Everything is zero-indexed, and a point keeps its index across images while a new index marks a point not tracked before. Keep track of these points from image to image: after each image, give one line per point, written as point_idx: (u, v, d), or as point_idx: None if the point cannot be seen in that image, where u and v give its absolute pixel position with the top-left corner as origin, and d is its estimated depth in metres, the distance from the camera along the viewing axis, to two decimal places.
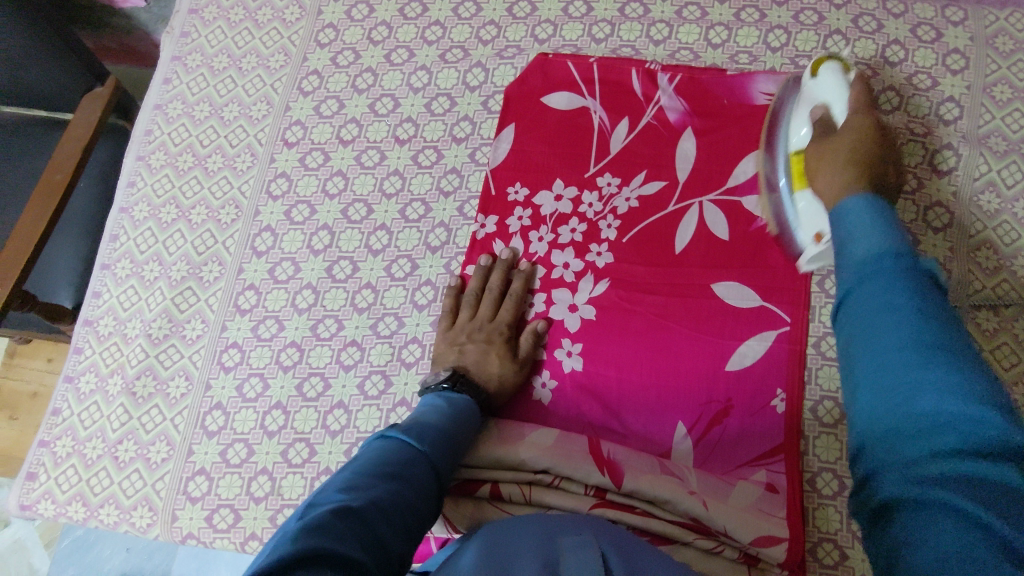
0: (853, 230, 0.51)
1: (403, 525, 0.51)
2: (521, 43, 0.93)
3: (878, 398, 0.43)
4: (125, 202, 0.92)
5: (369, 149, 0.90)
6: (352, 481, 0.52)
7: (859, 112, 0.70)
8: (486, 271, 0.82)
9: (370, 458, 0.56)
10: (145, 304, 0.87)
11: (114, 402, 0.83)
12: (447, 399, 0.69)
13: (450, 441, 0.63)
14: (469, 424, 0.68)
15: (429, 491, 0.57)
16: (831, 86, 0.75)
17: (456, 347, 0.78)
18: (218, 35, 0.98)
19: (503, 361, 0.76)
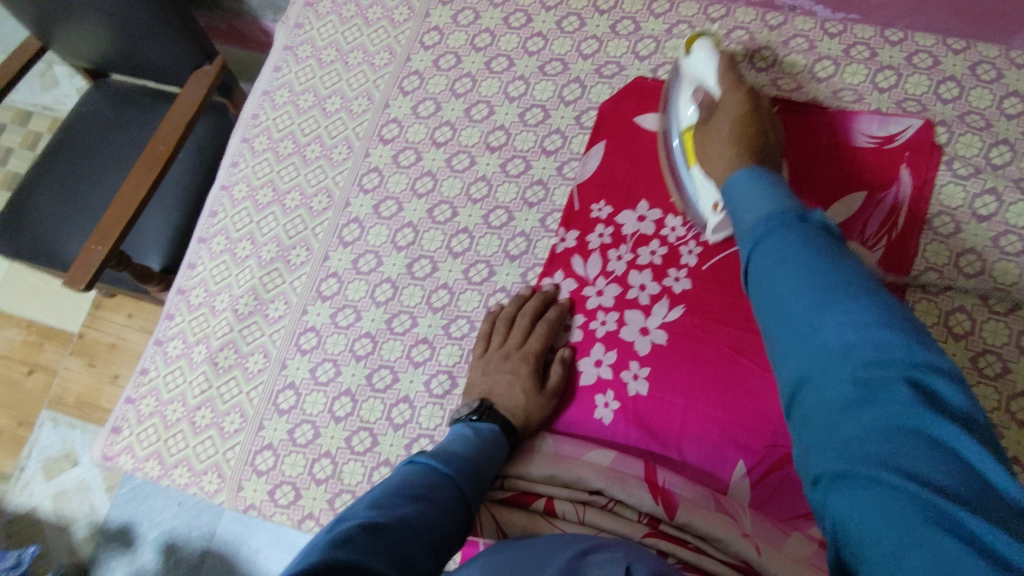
0: (745, 198, 0.63)
1: (430, 547, 0.52)
2: (621, 60, 0.93)
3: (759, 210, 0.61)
4: (227, 180, 0.97)
5: (460, 152, 0.92)
6: (377, 503, 0.53)
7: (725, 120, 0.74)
8: (522, 300, 0.83)
9: (397, 483, 0.57)
10: (235, 279, 0.91)
11: (197, 369, 0.88)
12: (475, 429, 0.71)
13: (472, 473, 0.64)
14: (495, 459, 0.70)
15: (454, 516, 0.58)
16: (705, 62, 0.80)
17: (486, 378, 0.79)
18: (330, 29, 1.02)
19: (529, 396, 0.77)
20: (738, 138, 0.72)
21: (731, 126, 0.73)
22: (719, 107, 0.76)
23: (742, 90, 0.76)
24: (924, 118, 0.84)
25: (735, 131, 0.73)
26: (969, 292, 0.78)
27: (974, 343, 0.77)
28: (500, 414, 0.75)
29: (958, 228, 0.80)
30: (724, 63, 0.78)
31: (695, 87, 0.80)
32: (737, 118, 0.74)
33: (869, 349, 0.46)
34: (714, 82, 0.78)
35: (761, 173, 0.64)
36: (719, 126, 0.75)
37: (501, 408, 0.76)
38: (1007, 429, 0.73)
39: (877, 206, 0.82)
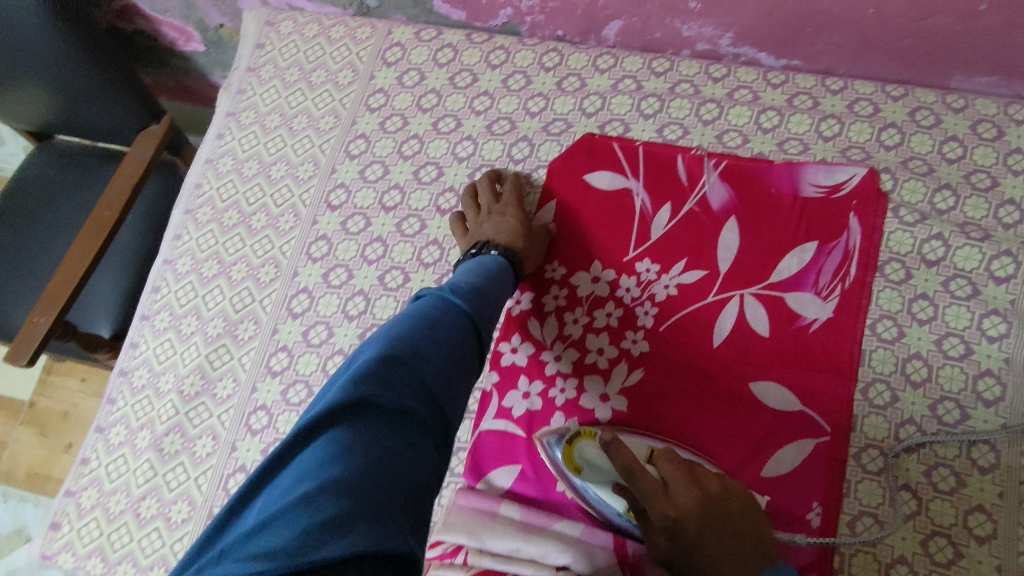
0: None
1: (445, 366, 0.56)
2: (569, 117, 0.93)
3: None
4: (169, 254, 0.94)
5: (410, 217, 0.90)
6: (392, 332, 0.56)
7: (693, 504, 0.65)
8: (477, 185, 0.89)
9: (412, 314, 0.59)
10: (180, 358, 0.87)
11: (141, 456, 0.83)
12: (479, 265, 0.73)
13: (484, 300, 0.66)
14: (503, 284, 0.72)
15: (470, 340, 0.61)
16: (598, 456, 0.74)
17: (476, 232, 0.83)
18: (273, 94, 1.00)
19: (522, 224, 0.83)
20: (713, 535, 0.64)
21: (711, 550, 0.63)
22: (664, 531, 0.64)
23: (669, 500, 0.65)
24: (868, 166, 0.85)
25: (709, 551, 0.63)
26: (924, 338, 0.78)
27: (931, 390, 0.76)
28: (502, 241, 0.79)
29: (908, 274, 0.81)
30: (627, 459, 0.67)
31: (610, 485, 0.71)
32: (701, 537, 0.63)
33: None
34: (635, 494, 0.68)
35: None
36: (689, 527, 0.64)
37: (500, 237, 0.80)
38: (971, 477, 0.73)
39: (828, 257, 0.82)
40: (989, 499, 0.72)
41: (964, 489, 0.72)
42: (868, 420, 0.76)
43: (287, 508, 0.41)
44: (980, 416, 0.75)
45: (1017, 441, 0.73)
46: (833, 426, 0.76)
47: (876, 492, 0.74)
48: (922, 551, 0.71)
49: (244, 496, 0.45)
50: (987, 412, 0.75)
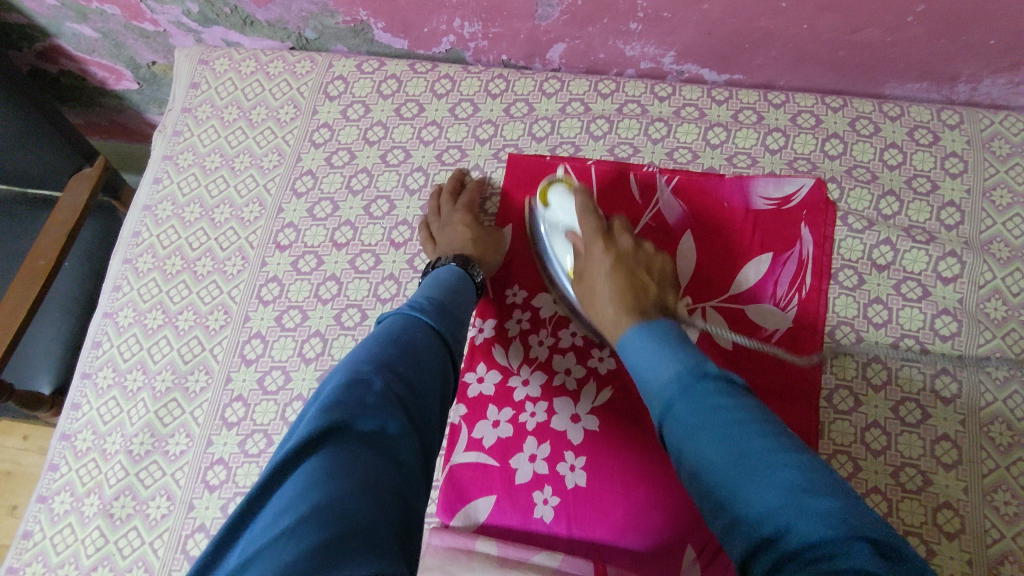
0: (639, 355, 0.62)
1: (420, 385, 0.56)
2: (519, 142, 0.92)
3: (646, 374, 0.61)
4: (109, 307, 0.89)
5: (363, 252, 0.88)
6: (362, 357, 0.56)
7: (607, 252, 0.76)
8: (433, 196, 0.89)
9: (378, 336, 0.60)
10: (127, 416, 0.83)
11: (90, 524, 0.78)
12: (438, 278, 0.74)
13: (448, 315, 0.67)
14: (465, 295, 0.73)
15: (438, 355, 0.62)
16: (567, 211, 0.82)
17: (436, 245, 0.84)
18: (211, 133, 0.97)
19: (469, 229, 0.83)
20: (614, 279, 0.73)
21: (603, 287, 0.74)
22: (590, 269, 0.77)
23: (603, 241, 0.77)
24: (815, 176, 0.87)
25: (606, 288, 0.73)
26: (881, 342, 0.80)
27: (892, 392, 0.78)
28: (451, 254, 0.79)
29: (861, 279, 0.83)
30: (584, 205, 0.80)
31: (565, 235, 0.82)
32: (611, 273, 0.74)
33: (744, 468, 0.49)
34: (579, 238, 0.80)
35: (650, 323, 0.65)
36: (595, 265, 0.76)
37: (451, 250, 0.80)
38: (936, 474, 0.74)
39: (783, 267, 0.84)
40: (955, 495, 0.73)
41: (932, 488, 0.73)
42: (834, 426, 0.77)
43: (272, 540, 0.40)
44: (940, 413, 0.76)
45: (976, 436, 0.75)
46: (801, 434, 0.76)
47: None
48: None
49: (226, 535, 0.43)
50: (947, 409, 0.76)
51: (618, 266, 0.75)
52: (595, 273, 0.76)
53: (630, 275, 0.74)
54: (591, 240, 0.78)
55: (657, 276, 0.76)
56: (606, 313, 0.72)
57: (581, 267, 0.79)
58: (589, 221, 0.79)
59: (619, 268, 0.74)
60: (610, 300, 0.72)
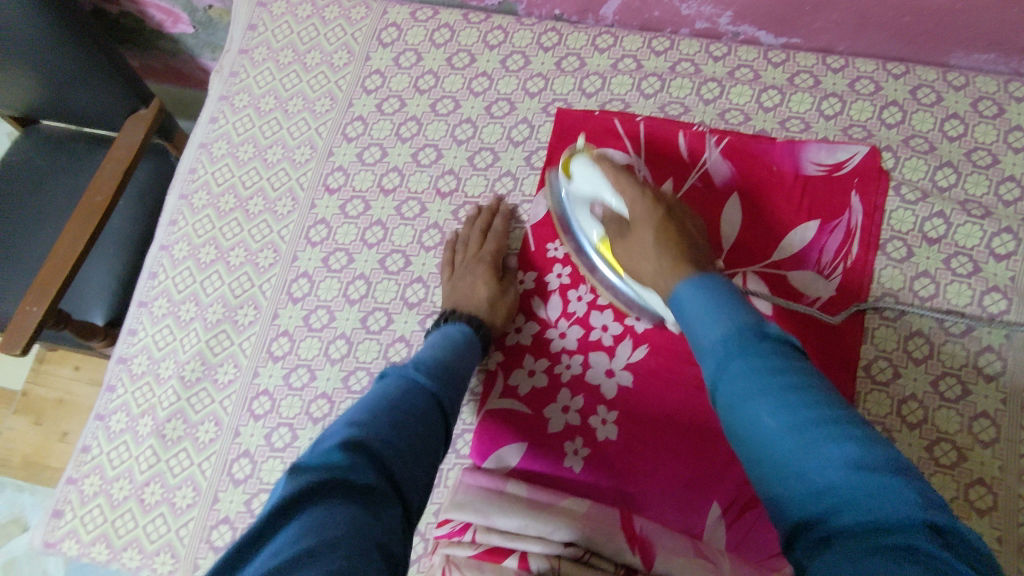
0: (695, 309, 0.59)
1: (410, 452, 0.56)
2: (568, 97, 0.92)
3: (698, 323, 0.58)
4: (165, 240, 0.93)
5: (409, 199, 0.89)
6: (356, 416, 0.57)
7: (643, 208, 0.72)
8: (471, 221, 0.86)
9: (375, 398, 0.60)
10: (180, 344, 0.86)
11: (143, 443, 0.83)
12: (445, 335, 0.75)
13: (446, 379, 0.67)
14: (466, 359, 0.73)
15: (433, 421, 0.62)
16: (589, 176, 0.78)
17: (454, 286, 0.82)
18: (267, 75, 0.98)
19: (491, 290, 0.81)
20: (662, 238, 0.69)
21: (654, 245, 0.68)
22: (634, 227, 0.72)
23: (643, 189, 0.73)
24: (870, 144, 0.85)
25: (657, 247, 0.68)
26: (926, 316, 0.79)
27: (933, 367, 0.77)
28: (464, 313, 0.78)
29: (910, 252, 0.81)
30: (609, 167, 0.76)
31: (591, 203, 0.79)
32: (660, 228, 0.69)
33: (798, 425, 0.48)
34: (613, 197, 0.76)
35: (702, 279, 0.61)
36: (640, 226, 0.71)
37: (465, 307, 0.79)
38: (972, 450, 0.74)
39: (830, 235, 0.83)
40: (989, 472, 0.73)
41: (966, 464, 0.73)
42: (870, 396, 0.77)
43: None
44: (981, 391, 0.75)
45: (1017, 415, 0.74)
46: None
47: None
48: None
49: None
50: (989, 387, 0.75)
51: (663, 225, 0.70)
52: (640, 234, 0.71)
53: (679, 234, 0.69)
54: (633, 199, 0.73)
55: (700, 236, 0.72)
56: (661, 272, 0.67)
57: (622, 233, 0.74)
58: (624, 177, 0.75)
59: (667, 227, 0.70)
60: (663, 259, 0.67)
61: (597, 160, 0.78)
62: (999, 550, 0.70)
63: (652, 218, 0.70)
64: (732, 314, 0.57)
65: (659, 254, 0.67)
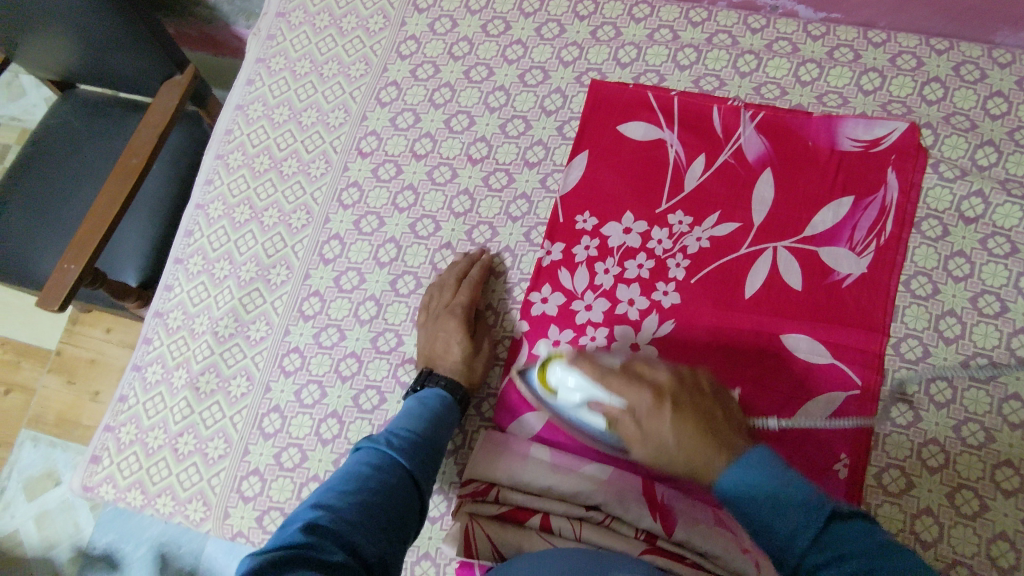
0: (756, 483, 0.57)
1: (378, 530, 0.54)
2: (603, 67, 0.91)
3: (762, 497, 0.56)
4: (202, 199, 0.95)
5: (441, 165, 0.90)
6: (325, 498, 0.55)
7: (653, 416, 0.65)
8: (449, 267, 0.84)
9: (345, 477, 0.59)
10: (214, 301, 0.88)
11: (178, 394, 0.85)
12: (421, 398, 0.72)
13: (423, 452, 0.66)
14: (446, 425, 0.71)
15: (404, 496, 0.59)
16: (569, 384, 0.70)
17: (428, 341, 0.80)
18: (303, 39, 0.99)
19: (466, 350, 0.78)
20: (686, 422, 0.64)
21: (680, 441, 0.63)
22: (645, 420, 0.65)
23: (656, 401, 0.65)
24: (909, 121, 0.84)
25: (682, 447, 0.63)
26: (959, 295, 0.78)
27: (964, 347, 0.76)
28: (440, 374, 0.76)
29: (945, 231, 0.80)
30: (588, 366, 0.69)
31: (584, 407, 0.70)
32: (696, 443, 0.62)
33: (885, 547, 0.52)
34: (606, 398, 0.67)
35: (756, 452, 0.60)
36: (653, 421, 0.64)
37: (440, 366, 0.77)
38: (1001, 431, 0.73)
39: (864, 212, 0.81)
40: (1018, 454, 0.72)
41: (994, 444, 0.73)
42: (899, 374, 0.76)
43: None
44: (1014, 373, 0.75)
45: None
46: (863, 380, 0.76)
47: (904, 444, 0.74)
48: (948, 502, 0.72)
49: None
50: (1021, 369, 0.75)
51: (681, 420, 0.64)
52: (655, 436, 0.65)
53: (697, 416, 0.64)
54: (637, 395, 0.66)
55: (717, 401, 0.67)
56: (698, 458, 0.62)
57: (624, 426, 0.66)
58: (613, 377, 0.68)
59: (687, 415, 0.64)
60: (699, 446, 0.62)
61: (574, 359, 0.70)
62: None
63: (672, 412, 0.64)
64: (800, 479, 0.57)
65: (691, 445, 0.62)
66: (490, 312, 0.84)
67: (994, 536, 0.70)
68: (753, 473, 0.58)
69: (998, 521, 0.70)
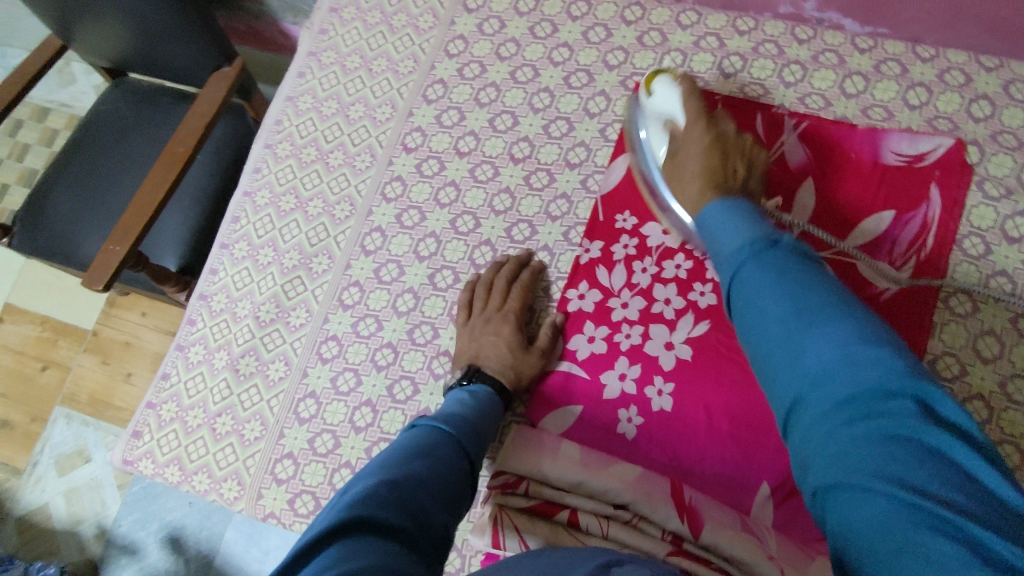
0: (713, 232, 0.60)
1: (438, 496, 0.53)
2: (648, 71, 0.92)
3: (715, 238, 0.60)
4: (249, 186, 0.97)
5: (483, 163, 0.91)
6: (386, 462, 0.55)
7: (693, 141, 0.72)
8: (497, 268, 0.85)
9: (404, 445, 0.59)
10: (257, 286, 0.91)
11: (218, 375, 0.88)
12: (471, 391, 0.73)
13: (474, 431, 0.66)
14: (492, 416, 0.72)
15: (460, 469, 0.59)
16: (667, 97, 0.78)
17: (475, 341, 0.80)
18: (354, 35, 1.02)
19: (514, 352, 0.79)
20: (713, 160, 0.69)
21: (698, 167, 0.70)
22: (684, 152, 0.73)
23: (705, 122, 0.72)
24: (955, 137, 0.83)
25: (701, 167, 0.70)
26: (999, 315, 0.77)
27: (1003, 367, 0.75)
28: (489, 375, 0.76)
29: (988, 249, 0.80)
30: (688, 87, 0.76)
31: (665, 120, 0.77)
32: (703, 155, 0.70)
33: (853, 360, 0.46)
34: (680, 118, 0.75)
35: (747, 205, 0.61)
36: (690, 143, 0.72)
37: (489, 367, 0.77)
38: None
39: (906, 226, 0.81)
40: None
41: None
42: None
43: None
44: None
45: None
46: None
47: None
48: None
49: None
50: None
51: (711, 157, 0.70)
52: (686, 163, 0.72)
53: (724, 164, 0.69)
54: (698, 117, 0.73)
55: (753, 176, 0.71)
56: (696, 196, 0.68)
57: (678, 143, 0.74)
58: (693, 100, 0.74)
59: (717, 152, 0.70)
60: (703, 185, 0.68)
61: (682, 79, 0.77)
62: None
63: (709, 143, 0.71)
64: (756, 225, 0.57)
65: (705, 176, 0.68)
66: (533, 317, 0.85)
67: None
68: (713, 218, 0.60)
69: None
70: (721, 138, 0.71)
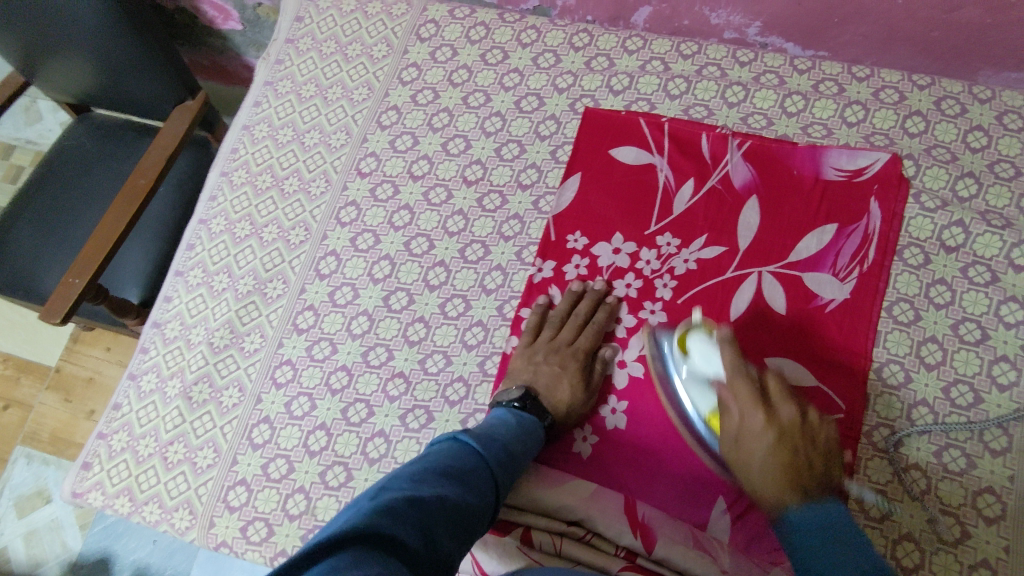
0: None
1: (456, 526, 0.52)
2: (596, 94, 0.95)
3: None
4: (205, 214, 0.98)
5: (437, 186, 0.93)
6: (420, 475, 0.55)
7: (755, 434, 0.67)
8: (575, 297, 0.84)
9: (440, 459, 0.58)
10: (211, 313, 0.90)
11: (171, 403, 0.87)
12: (519, 418, 0.72)
13: (509, 461, 0.65)
14: (533, 443, 0.71)
15: (488, 501, 0.59)
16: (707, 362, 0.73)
17: (532, 367, 0.80)
18: (310, 65, 1.03)
19: (574, 392, 0.78)
20: (778, 452, 0.65)
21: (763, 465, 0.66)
22: (745, 437, 0.68)
23: (765, 414, 0.68)
24: (891, 152, 0.86)
25: (769, 470, 0.65)
26: (940, 322, 0.79)
27: (945, 372, 0.77)
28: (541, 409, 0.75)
29: (927, 259, 0.82)
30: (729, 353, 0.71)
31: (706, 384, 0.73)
32: (770, 450, 0.65)
33: None
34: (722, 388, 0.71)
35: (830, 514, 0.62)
36: (754, 437, 0.67)
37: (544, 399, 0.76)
38: (982, 458, 0.73)
39: (847, 239, 0.83)
40: (998, 481, 0.72)
41: (975, 471, 0.73)
42: (880, 399, 0.77)
43: None
44: (993, 400, 0.75)
45: None
46: (847, 405, 0.76)
47: (887, 468, 0.74)
48: (930, 528, 0.71)
49: None
50: (1002, 396, 0.75)
51: (778, 452, 0.65)
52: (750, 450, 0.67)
53: (797, 447, 0.65)
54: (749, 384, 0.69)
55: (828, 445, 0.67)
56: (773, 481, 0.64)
57: (733, 419, 0.70)
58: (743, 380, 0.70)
59: (788, 439, 0.66)
60: (778, 471, 0.64)
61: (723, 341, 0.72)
62: (1006, 560, 0.69)
63: (780, 444, 0.66)
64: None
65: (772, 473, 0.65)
66: None
67: (976, 563, 0.69)
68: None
69: (981, 548, 0.70)
70: (787, 430, 0.67)
